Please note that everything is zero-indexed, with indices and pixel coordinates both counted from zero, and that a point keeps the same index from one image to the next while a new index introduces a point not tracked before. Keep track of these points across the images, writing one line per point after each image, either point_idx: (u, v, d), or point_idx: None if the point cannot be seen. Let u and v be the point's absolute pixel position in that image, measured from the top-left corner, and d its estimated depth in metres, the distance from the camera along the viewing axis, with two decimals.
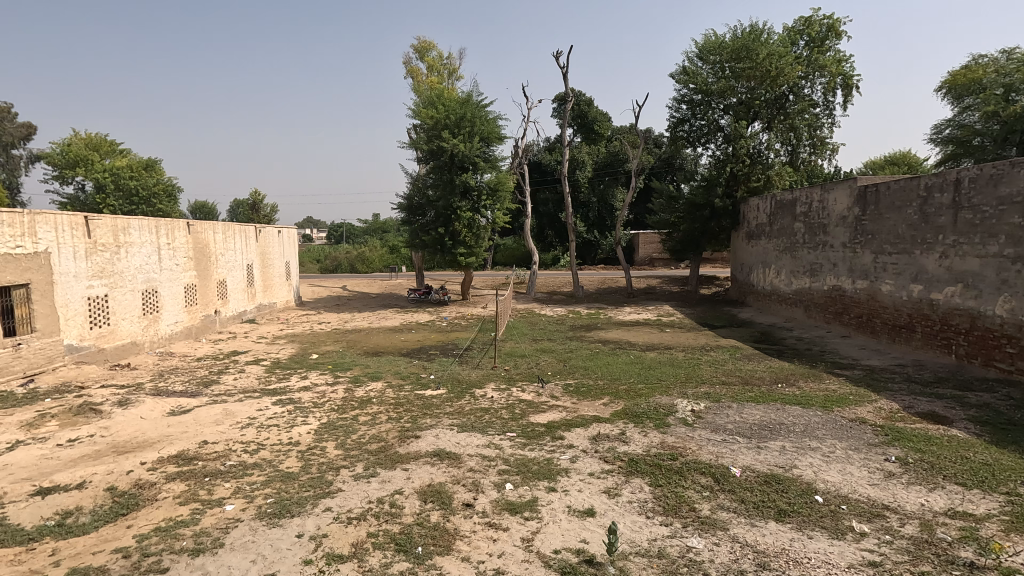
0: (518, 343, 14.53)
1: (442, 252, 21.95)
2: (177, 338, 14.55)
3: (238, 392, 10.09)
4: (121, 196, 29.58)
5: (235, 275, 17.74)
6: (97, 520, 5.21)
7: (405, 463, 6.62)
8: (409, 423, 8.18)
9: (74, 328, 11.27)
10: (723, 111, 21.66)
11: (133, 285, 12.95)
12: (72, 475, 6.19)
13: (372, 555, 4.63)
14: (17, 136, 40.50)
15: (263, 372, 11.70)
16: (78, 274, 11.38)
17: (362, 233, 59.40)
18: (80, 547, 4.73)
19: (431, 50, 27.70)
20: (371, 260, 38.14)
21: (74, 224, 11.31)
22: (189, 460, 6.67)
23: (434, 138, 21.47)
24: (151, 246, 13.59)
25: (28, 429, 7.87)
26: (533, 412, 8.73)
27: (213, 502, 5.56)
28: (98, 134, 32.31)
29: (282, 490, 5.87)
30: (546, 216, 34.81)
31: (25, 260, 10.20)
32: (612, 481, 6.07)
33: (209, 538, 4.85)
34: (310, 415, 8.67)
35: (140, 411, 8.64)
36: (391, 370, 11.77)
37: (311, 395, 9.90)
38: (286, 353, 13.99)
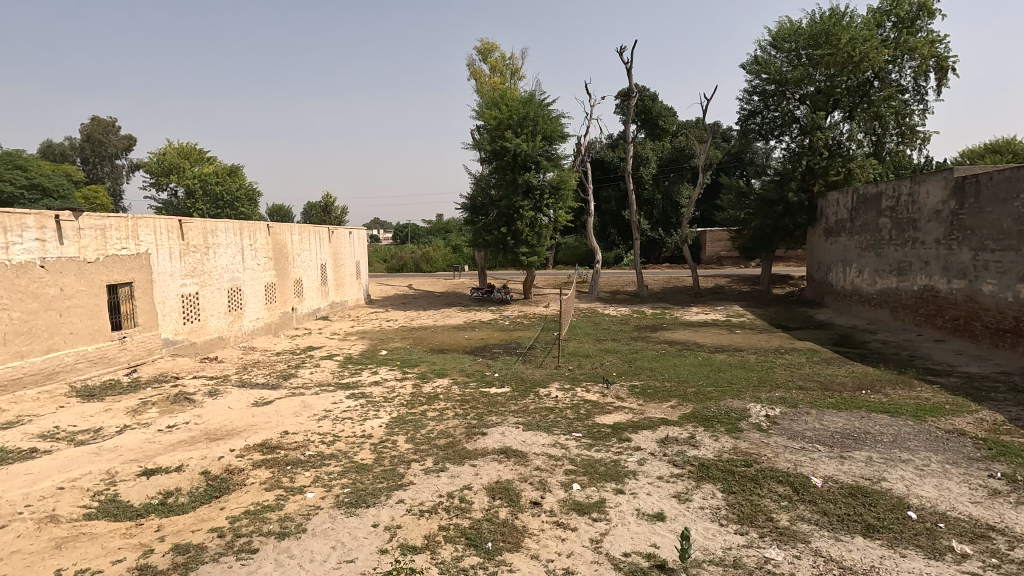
0: (581, 343, 14.45)
1: (504, 251, 22.10)
2: (258, 334, 15.52)
3: (314, 385, 10.64)
4: (209, 201, 31.95)
5: (310, 274, 18.69)
6: (194, 501, 5.66)
7: (472, 459, 6.74)
8: (476, 420, 8.31)
9: (170, 323, 12.27)
10: (799, 101, 20.59)
11: (221, 284, 13.91)
12: (172, 458, 6.74)
13: (444, 548, 4.75)
14: (120, 147, 44.24)
15: (337, 367, 12.25)
16: (173, 273, 12.36)
17: (426, 233, 60.96)
18: (181, 525, 5.15)
19: (494, 51, 28.00)
20: (436, 259, 39.13)
21: (170, 227, 12.29)
22: (273, 449, 7.09)
23: (497, 138, 21.66)
24: (235, 247, 14.55)
25: (133, 415, 8.64)
26: (599, 412, 8.65)
27: (296, 490, 5.89)
28: (188, 143, 34.90)
29: (358, 481, 6.13)
30: (609, 214, 34.36)
31: (129, 260, 11.18)
32: (682, 486, 5.92)
33: (293, 523, 5.15)
34: (381, 409, 9.01)
35: (228, 402, 9.30)
36: (457, 367, 12.02)
37: (382, 390, 10.27)
38: (357, 348, 14.59)
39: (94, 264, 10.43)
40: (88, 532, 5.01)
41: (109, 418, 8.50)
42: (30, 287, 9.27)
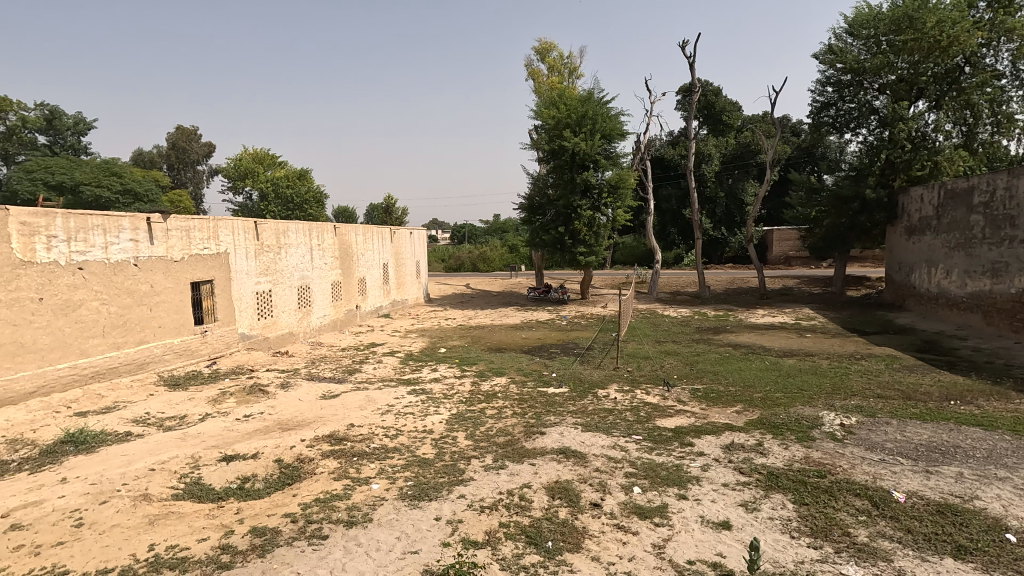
0: (640, 344, 14.19)
1: (562, 250, 22.00)
2: (325, 330, 16.20)
3: (377, 380, 11.00)
4: (280, 204, 33.68)
5: (373, 273, 19.34)
6: (269, 487, 5.98)
7: (531, 458, 6.76)
8: (534, 419, 8.33)
9: (246, 319, 13.04)
10: (879, 91, 19.46)
11: (291, 282, 14.63)
12: (249, 446, 7.15)
13: (505, 545, 4.78)
14: (202, 154, 47.32)
15: (399, 363, 12.61)
16: (248, 272, 13.11)
17: (483, 234, 61.65)
18: (258, 509, 5.45)
19: (553, 51, 27.92)
20: (492, 259, 39.56)
21: (246, 228, 13.04)
22: (341, 440, 7.39)
23: (555, 138, 21.59)
24: (305, 247, 15.26)
25: (214, 404, 9.24)
26: (660, 415, 8.47)
27: (362, 481, 6.11)
28: (262, 149, 36.81)
29: (420, 474, 6.29)
30: (669, 213, 33.54)
31: (210, 258, 11.96)
32: (750, 495, 5.69)
33: (360, 512, 5.34)
34: (441, 405, 9.18)
35: (299, 394, 9.78)
36: (514, 366, 12.08)
37: (442, 386, 10.49)
38: (417, 346, 14.96)
39: (179, 263, 11.20)
40: (176, 511, 5.39)
41: (193, 406, 9.12)
42: (125, 283, 10.07)
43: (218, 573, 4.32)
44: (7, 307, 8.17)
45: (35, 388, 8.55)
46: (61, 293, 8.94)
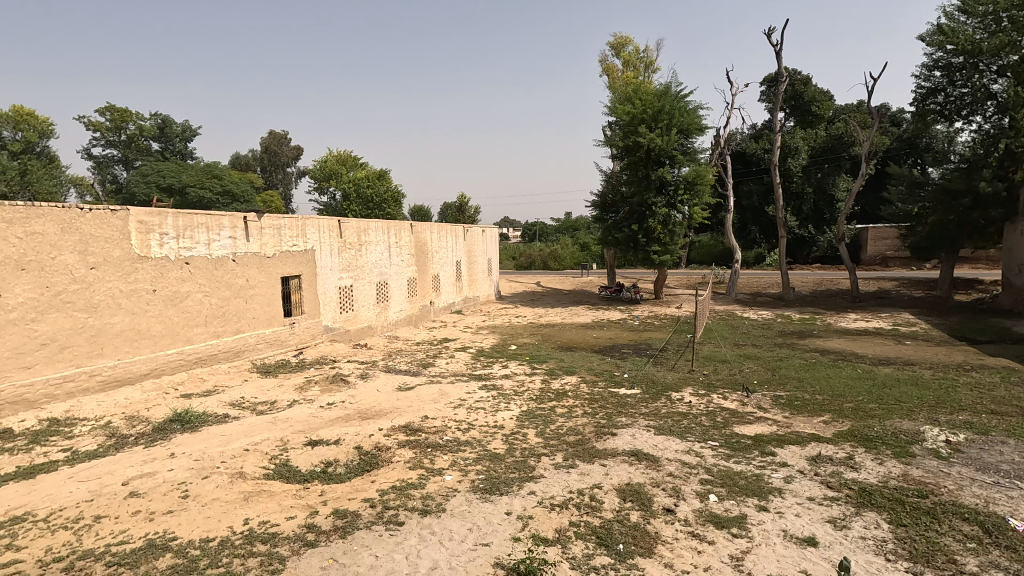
0: (717, 347, 13.63)
1: (635, 249, 21.54)
2: (401, 324, 16.82)
3: (450, 374, 11.28)
4: (361, 203, 35.31)
5: (446, 269, 19.84)
6: (350, 472, 6.31)
7: (602, 458, 6.68)
8: (605, 420, 8.22)
9: (329, 312, 13.78)
10: (997, 73, 17.48)
11: (371, 278, 15.30)
12: (332, 432, 7.56)
13: (575, 544, 4.76)
14: (291, 157, 50.34)
15: (471, 359, 12.87)
16: (332, 268, 13.85)
17: (554, 232, 61.53)
18: (339, 492, 5.77)
19: (628, 45, 27.35)
20: (563, 257, 39.45)
21: (331, 227, 13.77)
22: (416, 431, 7.65)
23: (630, 134, 21.13)
24: (383, 244, 15.90)
25: (301, 391, 9.86)
26: (738, 422, 8.09)
27: (435, 471, 6.29)
28: (345, 151, 38.62)
29: (491, 468, 6.39)
30: (750, 210, 31.95)
31: (298, 255, 12.75)
32: (839, 511, 5.33)
33: (433, 502, 5.51)
34: (511, 402, 9.27)
35: (377, 385, 10.23)
36: (585, 366, 11.98)
37: (512, 383, 10.60)
38: (488, 342, 15.20)
39: (271, 259, 12.02)
40: (267, 490, 5.80)
41: (281, 392, 9.77)
42: (225, 277, 10.93)
43: (305, 549, 4.61)
44: (127, 297, 9.11)
45: (150, 371, 9.48)
46: (171, 285, 9.85)
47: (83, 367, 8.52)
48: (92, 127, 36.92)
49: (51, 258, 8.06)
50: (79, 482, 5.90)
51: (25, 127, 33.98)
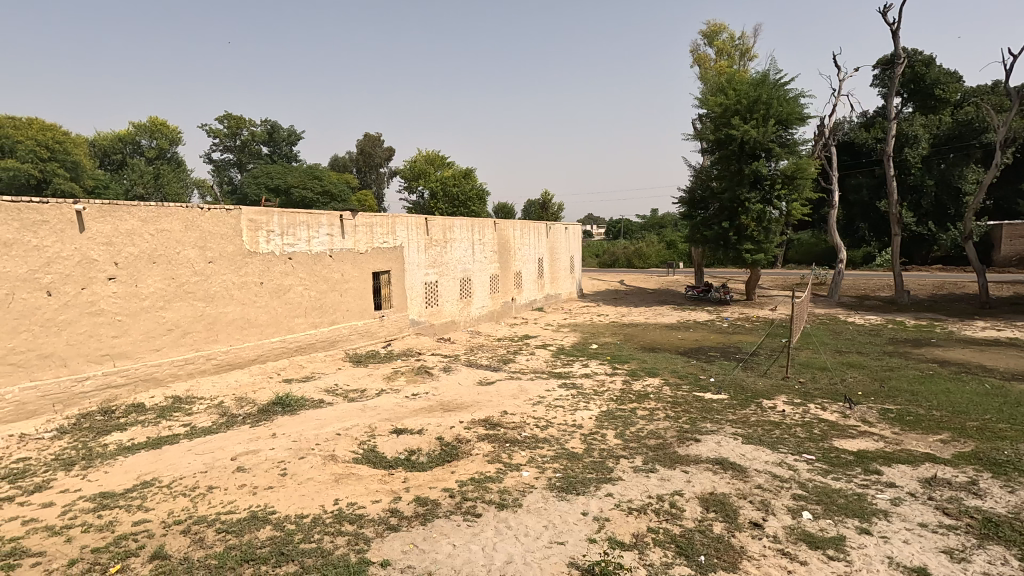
0: (816, 353, 12.67)
1: (725, 247, 20.52)
2: (483, 320, 17.18)
3: (530, 371, 11.35)
4: (447, 201, 36.34)
5: (528, 266, 19.98)
6: (432, 462, 6.55)
7: (685, 464, 6.44)
8: (689, 425, 7.91)
9: (416, 307, 14.33)
10: None
11: (455, 274, 15.73)
12: (416, 422, 7.87)
13: (653, 551, 4.63)
14: (384, 157, 52.71)
15: (551, 357, 12.87)
16: (419, 264, 14.38)
17: (639, 229, 60.02)
18: (422, 480, 5.99)
19: (723, 33, 26.01)
20: (648, 255, 38.40)
21: (418, 224, 14.30)
22: (495, 426, 7.78)
23: (722, 126, 20.12)
24: (468, 241, 16.28)
25: (388, 381, 10.35)
26: (837, 435, 7.48)
27: (513, 467, 6.37)
28: (434, 151, 39.91)
29: (569, 468, 6.36)
30: (857, 206, 29.33)
31: (388, 251, 13.37)
32: (956, 541, 4.78)
33: (510, 496, 5.58)
34: (591, 401, 9.16)
35: (459, 379, 10.51)
36: (669, 368, 11.59)
37: (592, 382, 10.47)
38: (569, 340, 15.13)
39: (364, 254, 12.69)
40: (356, 473, 6.15)
41: (371, 381, 10.32)
42: (322, 272, 11.69)
43: (388, 533, 4.84)
44: (238, 288, 9.99)
45: (257, 356, 10.36)
46: (276, 278, 10.67)
47: (201, 351, 9.46)
48: (212, 134, 40.81)
49: (176, 252, 9.00)
50: (196, 455, 6.58)
51: (158, 135, 38.14)
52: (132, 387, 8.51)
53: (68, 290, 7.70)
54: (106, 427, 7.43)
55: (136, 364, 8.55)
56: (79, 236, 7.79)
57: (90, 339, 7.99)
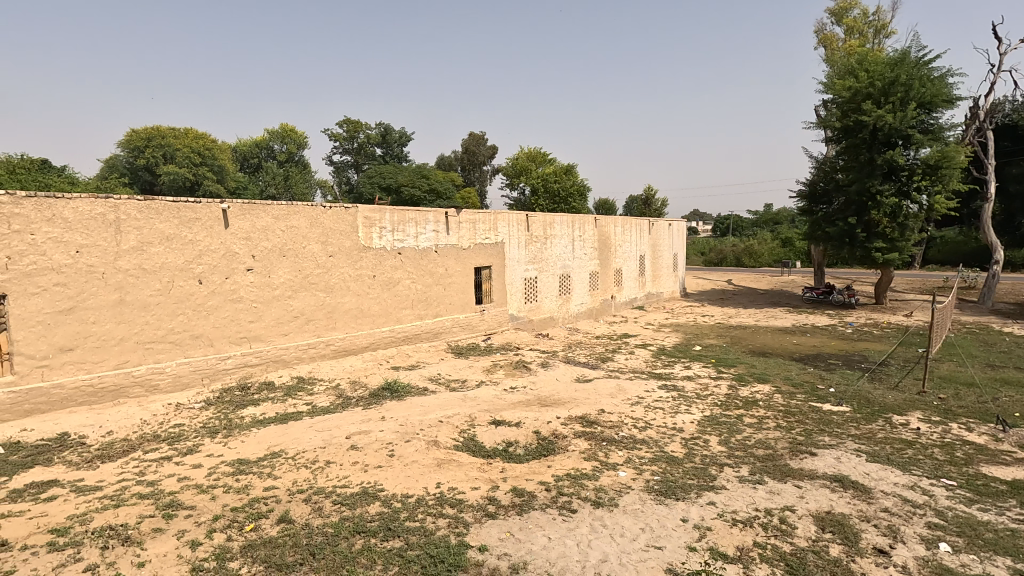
0: (961, 366, 11.15)
1: (851, 245, 18.69)
2: (581, 317, 17.10)
3: (628, 370, 11.12)
4: (548, 198, 36.51)
5: (629, 264, 19.57)
6: (529, 455, 6.66)
7: (798, 479, 5.99)
8: (803, 437, 7.33)
9: (515, 302, 14.60)
10: None
11: (554, 270, 15.80)
12: (514, 415, 8.04)
13: (759, 567, 4.37)
14: (487, 156, 53.91)
15: (651, 357, 12.52)
16: (519, 260, 14.61)
17: (750, 226, 56.47)
18: (519, 472, 6.12)
19: (854, 8, 23.60)
20: (760, 254, 35.99)
21: (519, 221, 14.52)
22: (592, 423, 7.73)
23: (851, 112, 18.31)
24: (568, 238, 16.27)
25: (488, 374, 10.66)
26: (986, 461, 6.54)
27: (610, 466, 6.29)
28: (535, 148, 40.20)
29: (668, 471, 6.16)
30: (1020, 198, 25.35)
31: (490, 247, 13.74)
32: None
33: (607, 495, 5.53)
34: (693, 405, 8.79)
35: (556, 375, 10.55)
36: (781, 375, 10.78)
37: (695, 385, 10.05)
38: (671, 341, 14.61)
39: (467, 250, 13.15)
40: (456, 459, 6.42)
41: (471, 373, 10.69)
42: (428, 266, 12.25)
43: (485, 519, 4.99)
44: (354, 280, 10.77)
45: (369, 344, 11.13)
46: (387, 272, 11.37)
47: (321, 337, 10.34)
48: (333, 138, 44.17)
49: (302, 247, 9.89)
50: (316, 431, 7.21)
51: (288, 141, 42.04)
52: (264, 367, 9.51)
53: (215, 279, 8.76)
54: (243, 401, 8.38)
55: (268, 347, 9.53)
56: (224, 232, 8.82)
57: (231, 323, 9.03)
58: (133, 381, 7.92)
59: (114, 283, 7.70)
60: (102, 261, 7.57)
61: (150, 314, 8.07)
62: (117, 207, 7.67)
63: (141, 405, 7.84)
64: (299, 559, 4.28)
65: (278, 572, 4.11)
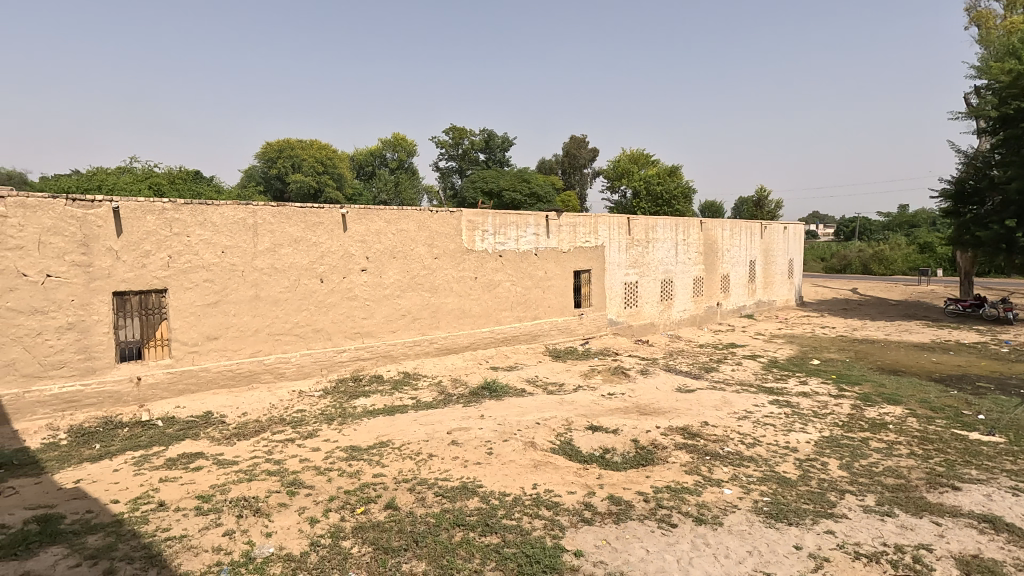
0: None
1: (1009, 251, 16.25)
2: (684, 324, 16.42)
3: (736, 383, 10.50)
4: (651, 200, 35.49)
5: (738, 269, 18.49)
6: (626, 463, 6.52)
7: (937, 515, 5.31)
8: (943, 468, 6.48)
9: (614, 307, 14.35)
10: None
11: (656, 275, 15.33)
12: (611, 421, 7.90)
13: None
14: (588, 158, 53.53)
15: (761, 369, 11.72)
16: (619, 264, 14.34)
17: (881, 230, 51.01)
18: (616, 480, 6.01)
19: None
20: (892, 260, 32.40)
21: (621, 224, 14.26)
22: (694, 436, 7.40)
23: (1011, 98, 15.95)
24: (671, 241, 15.70)
25: (585, 378, 10.58)
26: None
27: (714, 482, 5.98)
28: (638, 149, 39.24)
29: (779, 493, 5.74)
30: None
31: (590, 250, 13.63)
32: None
33: (710, 512, 5.26)
34: (809, 424, 8.10)
35: (656, 383, 10.22)
36: (916, 396, 9.60)
37: (812, 402, 9.27)
38: (784, 353, 13.57)
39: (566, 253, 13.14)
40: (553, 462, 6.44)
41: (569, 377, 10.67)
42: (528, 269, 12.42)
43: (581, 525, 4.96)
44: (457, 282, 11.18)
45: (470, 343, 11.49)
46: (488, 274, 11.69)
47: (426, 335, 10.84)
48: (439, 145, 46.11)
49: (411, 249, 10.45)
50: (420, 425, 7.58)
51: (400, 149, 44.58)
52: (375, 361, 10.16)
53: (334, 278, 9.50)
54: (356, 392, 9.01)
55: (379, 342, 10.17)
56: (342, 235, 9.55)
57: (347, 319, 9.74)
58: (264, 368, 8.81)
59: (250, 281, 8.62)
60: (242, 261, 8.51)
61: (280, 309, 8.94)
62: (255, 213, 8.59)
63: (271, 391, 8.70)
64: (404, 545, 4.52)
65: (384, 555, 4.37)
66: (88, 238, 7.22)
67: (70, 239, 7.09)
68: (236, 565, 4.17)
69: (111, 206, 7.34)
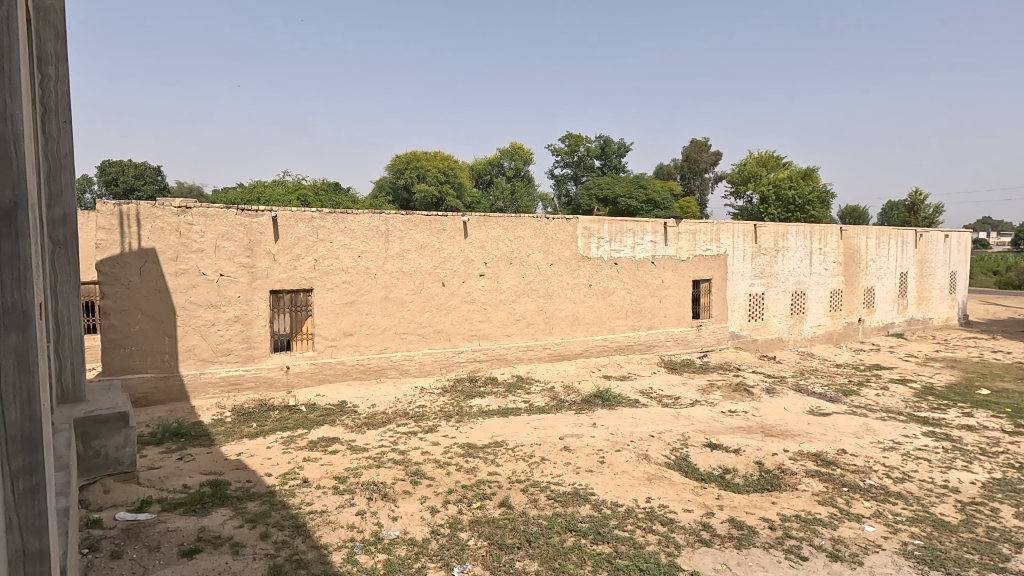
0: None
1: None
2: (818, 341, 15.02)
3: (880, 409, 9.39)
4: (781, 206, 33.13)
5: (885, 283, 16.53)
6: (749, 486, 6.12)
7: None
8: None
9: (737, 319, 13.53)
10: None
11: (785, 286, 14.20)
12: (733, 440, 7.46)
13: None
14: (710, 162, 51.03)
15: (912, 396, 10.36)
16: (743, 274, 13.50)
17: None
18: (738, 502, 5.66)
19: None
20: None
21: (746, 231, 13.42)
22: (829, 464, 6.74)
23: None
24: (804, 250, 14.45)
25: (703, 393, 10.09)
26: None
27: (853, 516, 5.41)
28: (768, 151, 36.51)
29: (935, 537, 5.05)
30: None
31: (711, 259, 12.99)
32: None
33: (847, 549, 4.78)
34: (975, 462, 7.01)
35: (785, 403, 9.47)
36: None
37: (979, 438, 8.01)
38: (943, 379, 11.87)
39: (685, 262, 12.64)
40: (668, 477, 6.24)
41: (685, 390, 10.23)
42: (644, 277, 12.14)
43: (698, 545, 4.75)
44: (571, 288, 11.24)
45: (583, 350, 11.46)
46: (603, 281, 11.60)
47: (539, 340, 11.01)
48: (555, 153, 46.51)
49: (527, 256, 10.69)
50: (532, 428, 7.73)
51: (516, 158, 45.67)
52: (490, 363, 10.53)
53: (455, 282, 10.01)
54: (473, 392, 9.39)
55: (494, 345, 10.53)
56: (463, 241, 10.03)
57: (465, 321, 10.20)
58: (391, 364, 9.51)
59: (381, 283, 9.36)
60: (375, 265, 9.27)
61: (406, 310, 9.60)
62: (387, 220, 9.32)
63: (396, 386, 9.37)
64: (518, 543, 4.64)
65: (499, 551, 4.53)
66: (253, 243, 8.31)
67: (238, 243, 8.21)
68: (367, 543, 4.56)
69: (271, 215, 8.37)
